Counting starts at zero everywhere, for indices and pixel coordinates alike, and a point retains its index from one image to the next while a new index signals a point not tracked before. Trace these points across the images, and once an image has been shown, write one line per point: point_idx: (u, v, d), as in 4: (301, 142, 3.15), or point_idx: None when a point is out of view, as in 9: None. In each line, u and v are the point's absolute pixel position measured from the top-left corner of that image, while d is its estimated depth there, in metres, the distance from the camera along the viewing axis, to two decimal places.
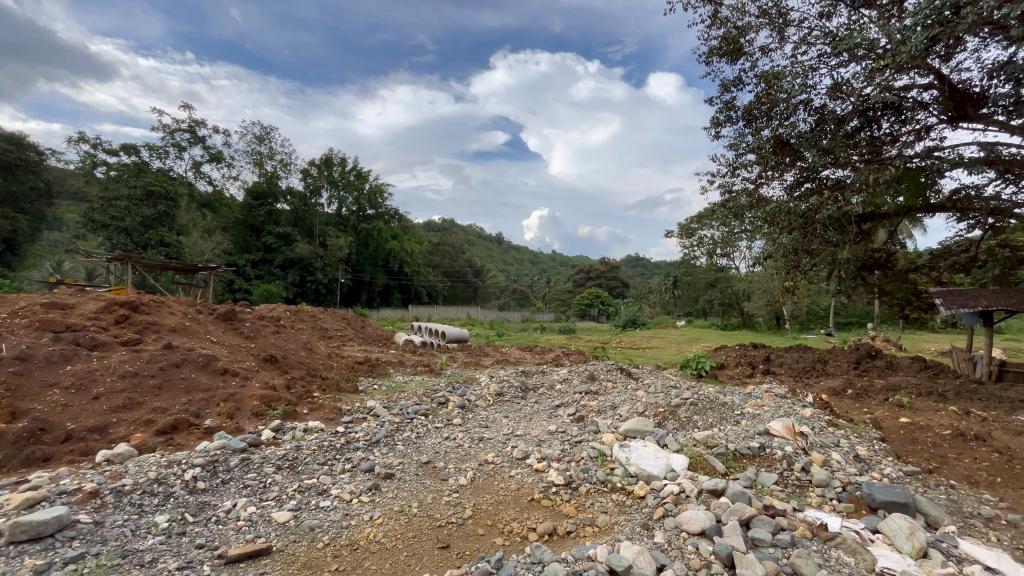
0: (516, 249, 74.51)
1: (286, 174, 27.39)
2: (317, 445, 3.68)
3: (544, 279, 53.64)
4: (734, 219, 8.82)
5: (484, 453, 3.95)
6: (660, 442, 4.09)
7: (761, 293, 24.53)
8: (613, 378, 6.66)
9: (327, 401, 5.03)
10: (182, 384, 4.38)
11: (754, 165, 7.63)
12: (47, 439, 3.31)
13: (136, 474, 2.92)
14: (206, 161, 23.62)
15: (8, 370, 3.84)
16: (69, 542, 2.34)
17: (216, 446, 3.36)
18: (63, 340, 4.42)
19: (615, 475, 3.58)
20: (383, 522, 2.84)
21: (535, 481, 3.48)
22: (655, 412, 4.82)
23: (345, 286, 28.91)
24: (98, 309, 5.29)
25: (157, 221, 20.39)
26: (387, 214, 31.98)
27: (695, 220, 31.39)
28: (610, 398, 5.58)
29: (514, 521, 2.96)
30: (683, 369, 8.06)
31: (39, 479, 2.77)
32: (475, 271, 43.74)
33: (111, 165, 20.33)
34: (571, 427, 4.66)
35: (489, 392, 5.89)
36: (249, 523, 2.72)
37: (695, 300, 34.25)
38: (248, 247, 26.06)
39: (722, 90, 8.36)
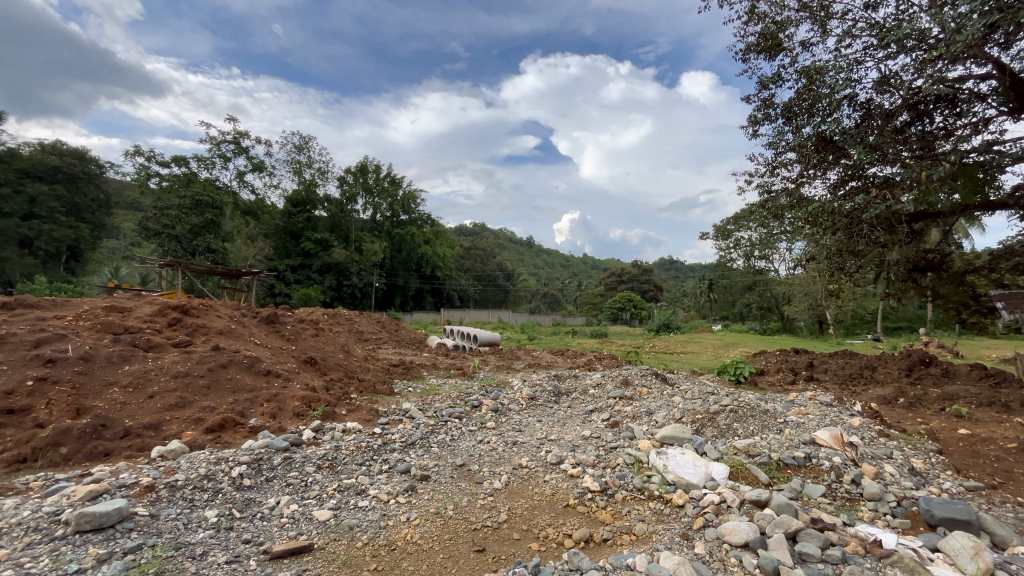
0: (546, 253, 74.40)
1: (323, 181, 28.29)
2: (355, 445, 3.77)
3: (576, 283, 53.23)
4: (774, 219, 8.53)
5: (518, 457, 3.94)
6: (699, 450, 3.98)
7: (802, 297, 23.61)
8: (648, 383, 6.53)
9: (364, 402, 5.17)
10: (229, 384, 4.57)
11: (795, 163, 7.35)
12: (107, 435, 3.51)
13: (188, 470, 3.07)
14: (249, 171, 24.63)
15: (72, 370, 4.09)
16: (129, 533, 2.46)
17: (261, 445, 3.48)
18: (122, 341, 4.69)
19: (653, 483, 3.51)
20: (420, 524, 2.88)
21: (570, 487, 3.44)
22: (693, 419, 4.68)
23: (380, 290, 29.54)
24: (153, 313, 5.59)
25: (204, 229, 21.41)
26: (419, 219, 32.55)
27: (731, 221, 30.54)
28: (645, 403, 5.47)
29: (549, 526, 2.94)
30: (720, 375, 7.81)
31: (102, 473, 2.95)
32: (506, 275, 43.95)
33: (164, 176, 21.49)
34: (605, 432, 4.59)
35: (523, 396, 5.87)
36: (291, 520, 2.80)
37: (731, 303, 33.30)
38: (288, 253, 26.98)
39: (760, 88, 8.12)
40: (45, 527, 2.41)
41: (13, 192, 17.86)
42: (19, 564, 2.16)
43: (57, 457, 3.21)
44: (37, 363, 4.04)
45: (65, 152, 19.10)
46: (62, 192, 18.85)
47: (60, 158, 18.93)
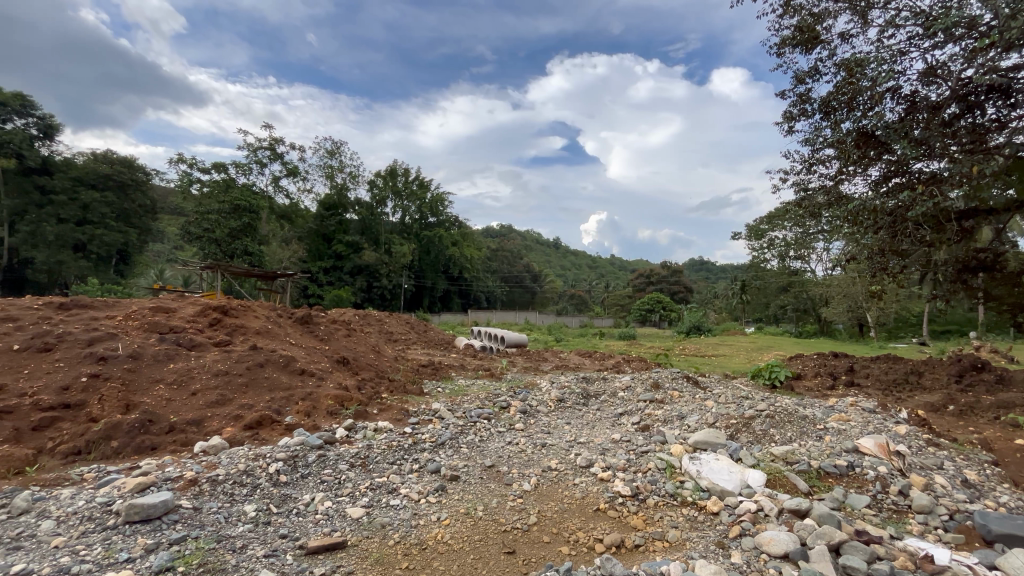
0: (573, 254, 73.96)
1: (354, 185, 28.95)
2: (386, 445, 3.82)
3: (603, 283, 52.74)
4: (810, 218, 8.23)
5: (546, 459, 3.92)
6: (734, 456, 3.87)
7: (840, 298, 22.69)
8: (679, 387, 6.38)
9: (395, 401, 5.25)
10: (266, 383, 4.71)
11: (833, 160, 7.07)
12: (154, 430, 3.68)
13: (228, 465, 3.17)
14: (284, 176, 25.40)
15: (121, 367, 4.29)
16: (174, 525, 2.56)
17: (296, 442, 3.58)
18: (167, 340, 4.90)
19: (685, 489, 3.43)
20: (450, 524, 2.89)
21: (601, 490, 3.40)
22: (727, 423, 4.54)
23: (408, 291, 30.00)
24: (194, 313, 5.82)
25: (242, 232, 22.21)
26: (447, 221, 32.93)
27: (765, 221, 29.61)
28: (676, 407, 5.36)
29: (580, 530, 2.91)
30: (754, 379, 7.60)
31: (148, 466, 3.09)
32: (533, 277, 43.90)
33: (205, 182, 22.38)
34: (635, 436, 4.51)
35: (551, 397, 5.84)
36: (326, 516, 2.86)
37: (765, 305, 32.30)
38: (321, 255, 27.68)
39: (796, 83, 7.86)
40: (98, 516, 2.54)
41: (69, 200, 18.97)
42: (74, 552, 2.28)
43: (109, 450, 3.38)
44: (90, 360, 4.26)
45: (115, 161, 20.15)
46: (113, 198, 19.88)
47: (111, 166, 20.00)
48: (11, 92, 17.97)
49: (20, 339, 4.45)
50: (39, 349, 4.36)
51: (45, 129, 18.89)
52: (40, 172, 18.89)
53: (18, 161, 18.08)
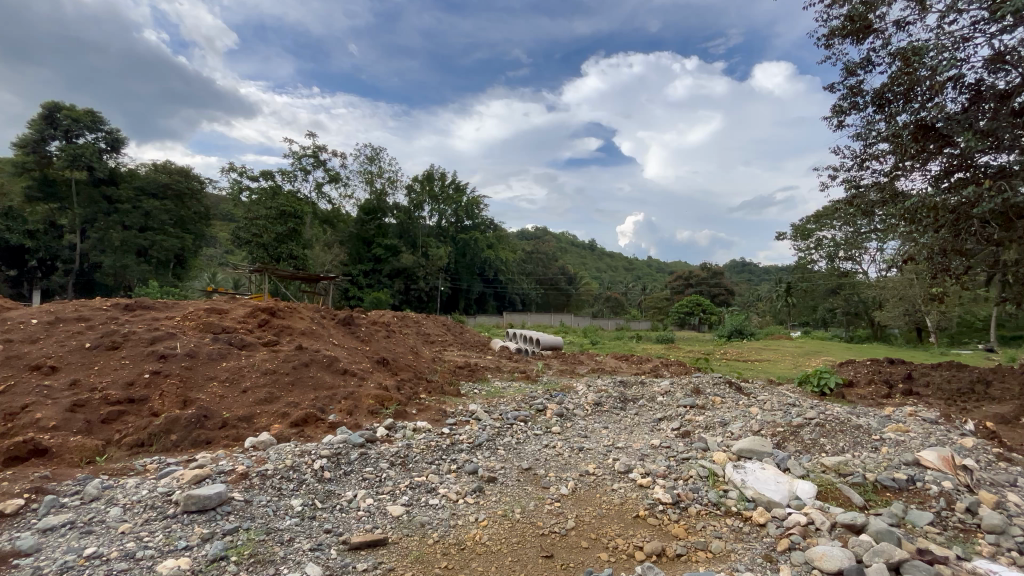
0: (608, 255, 73.03)
1: (393, 190, 29.62)
2: (425, 445, 3.88)
3: (640, 286, 51.81)
4: (862, 216, 7.82)
5: (584, 463, 3.88)
6: (781, 465, 3.71)
7: (895, 301, 21.38)
8: (721, 393, 6.18)
9: (433, 402, 5.33)
10: (311, 381, 4.89)
11: (888, 154, 6.69)
12: (209, 424, 3.88)
13: (276, 460, 3.31)
14: (327, 182, 26.25)
15: (180, 365, 4.55)
16: (227, 515, 2.69)
17: (339, 440, 3.69)
18: (220, 340, 5.17)
19: (729, 498, 3.31)
20: (488, 525, 2.91)
21: (640, 497, 3.33)
22: (773, 431, 4.36)
23: (444, 294, 30.44)
24: (245, 314, 6.11)
25: (288, 237, 23.13)
26: (482, 224, 33.24)
27: (812, 219, 28.26)
28: (718, 413, 5.19)
29: (618, 537, 2.86)
30: (801, 386, 7.28)
31: (204, 459, 3.26)
32: (568, 279, 43.53)
33: (253, 190, 23.42)
34: (676, 442, 4.39)
35: (588, 401, 5.77)
36: (367, 513, 2.93)
37: (812, 308, 30.83)
38: (361, 258, 28.46)
39: (846, 75, 7.49)
40: (160, 505, 2.70)
41: (133, 208, 20.27)
42: (139, 537, 2.44)
43: (169, 443, 3.59)
44: (152, 359, 4.54)
45: (172, 171, 21.39)
46: (171, 206, 21.13)
47: (170, 177, 21.26)
48: (83, 110, 19.40)
49: (90, 337, 4.79)
50: (107, 346, 4.68)
51: (112, 143, 20.29)
52: (107, 183, 20.31)
53: (88, 173, 19.51)
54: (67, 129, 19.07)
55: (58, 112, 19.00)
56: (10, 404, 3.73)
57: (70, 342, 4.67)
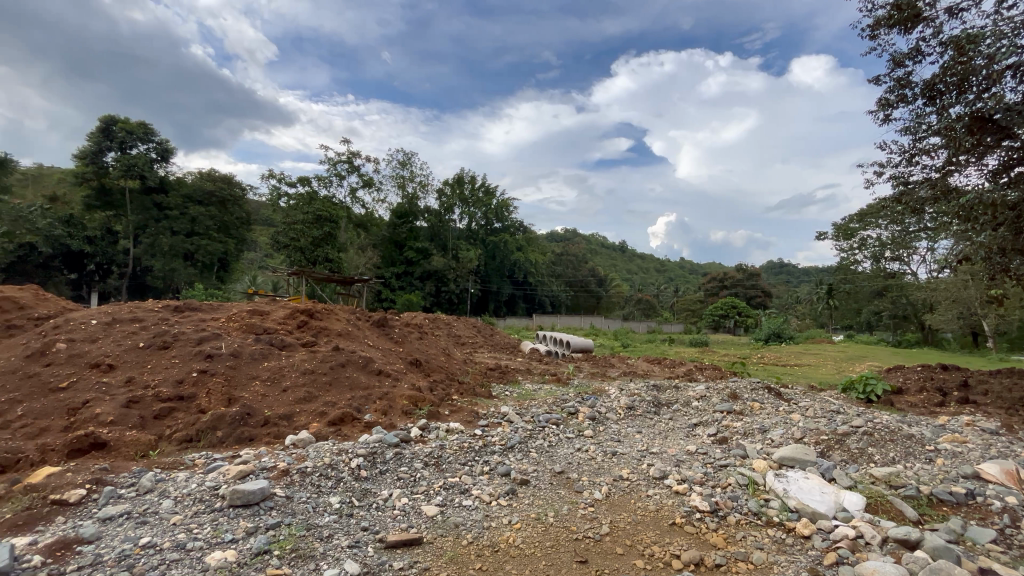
0: (639, 257, 71.79)
1: (424, 194, 30.08)
2: (459, 445, 3.91)
3: (673, 287, 50.78)
4: (911, 215, 7.42)
5: (618, 468, 3.82)
6: (827, 475, 3.56)
7: (948, 304, 20.20)
8: (760, 398, 5.97)
9: (465, 403, 5.36)
10: (347, 382, 5.01)
11: (940, 148, 6.33)
12: (252, 422, 4.02)
13: (315, 458, 3.39)
14: (361, 187, 26.88)
15: (225, 364, 4.74)
16: (270, 511, 2.78)
17: (375, 439, 3.75)
18: (262, 340, 5.36)
19: (771, 508, 3.19)
20: (522, 528, 2.90)
21: (676, 504, 3.25)
22: (817, 439, 4.18)
23: (475, 296, 30.70)
24: (285, 315, 6.33)
25: (323, 240, 23.80)
26: (512, 226, 33.38)
27: (855, 218, 27.07)
28: (758, 420, 5.02)
29: (655, 545, 2.80)
30: (846, 393, 6.96)
31: (248, 456, 3.38)
32: (599, 281, 42.97)
33: (291, 196, 24.22)
34: (713, 448, 4.28)
35: (620, 405, 5.68)
36: (402, 512, 2.97)
37: (856, 311, 29.49)
38: (393, 261, 29.01)
39: (894, 66, 7.14)
40: (207, 499, 2.81)
41: (180, 214, 21.30)
42: (189, 529, 2.55)
43: (215, 439, 3.74)
44: (200, 358, 4.74)
45: (216, 178, 22.35)
46: (215, 212, 22.09)
47: (214, 184, 22.24)
48: (136, 122, 20.54)
49: (143, 338, 5.06)
50: (159, 346, 4.92)
51: (162, 153, 21.36)
52: (157, 191, 21.39)
53: (141, 182, 20.61)
54: (121, 140, 20.21)
55: (114, 125, 20.18)
56: (72, 399, 3.98)
57: (126, 342, 4.94)
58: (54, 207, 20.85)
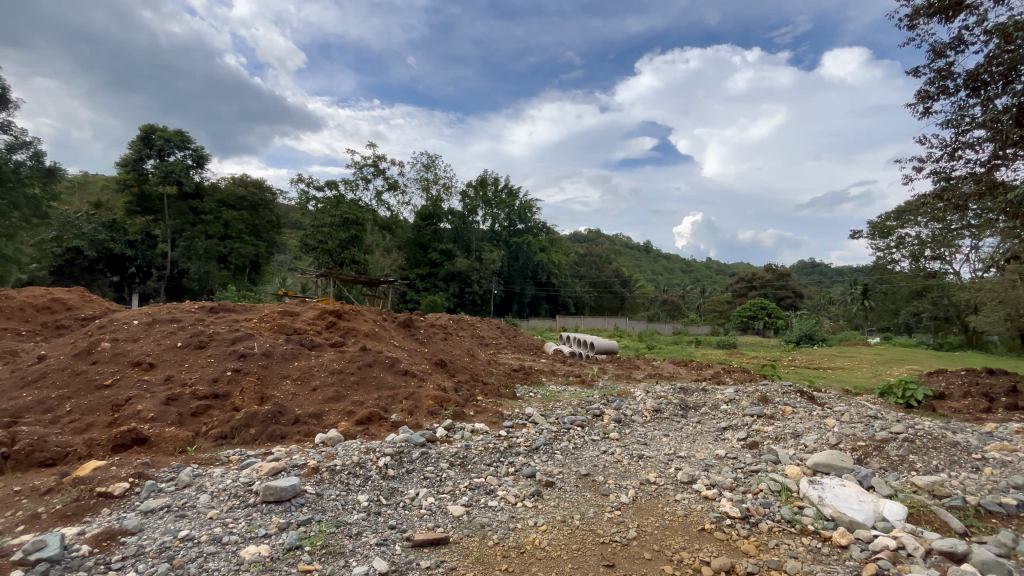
0: (664, 257, 70.65)
1: (448, 196, 30.33)
2: (484, 446, 3.93)
3: (700, 288, 49.85)
4: (954, 211, 7.08)
5: (645, 472, 3.76)
6: (865, 483, 3.43)
7: (993, 306, 19.17)
8: (792, 402, 5.79)
9: (490, 404, 5.38)
10: (374, 381, 5.09)
11: (986, 142, 6.03)
12: (283, 420, 4.13)
13: (344, 457, 3.45)
14: (386, 190, 27.28)
15: (258, 364, 4.88)
16: (301, 507, 2.84)
17: (402, 439, 3.80)
18: (293, 340, 5.50)
19: (805, 516, 3.09)
20: (547, 530, 2.88)
21: (705, 509, 3.18)
22: (854, 446, 4.03)
23: (498, 297, 30.80)
24: (314, 316, 6.48)
25: (350, 242, 24.24)
26: (535, 227, 33.36)
27: (892, 216, 26.01)
28: (790, 424, 4.87)
29: (684, 550, 2.74)
30: (883, 397, 6.68)
31: (280, 453, 3.47)
32: (623, 282, 42.42)
33: (319, 199, 24.77)
34: (742, 453, 4.17)
35: (647, 407, 5.59)
36: (429, 511, 3.00)
37: (894, 313, 28.31)
38: (418, 263, 29.36)
39: (935, 56, 6.84)
40: (242, 494, 2.89)
41: (215, 218, 22.05)
42: (225, 523, 2.63)
43: (249, 436, 3.86)
44: (234, 357, 4.90)
45: (248, 183, 23.04)
46: (247, 216, 22.77)
47: (246, 189, 22.92)
48: (173, 130, 21.36)
49: (181, 337, 5.24)
50: (195, 346, 5.09)
51: (198, 160, 22.16)
52: (193, 196, 22.19)
53: (178, 188, 21.43)
54: (160, 148, 21.05)
55: (153, 133, 21.04)
56: (117, 396, 4.17)
57: (165, 341, 5.14)
58: (99, 212, 21.86)
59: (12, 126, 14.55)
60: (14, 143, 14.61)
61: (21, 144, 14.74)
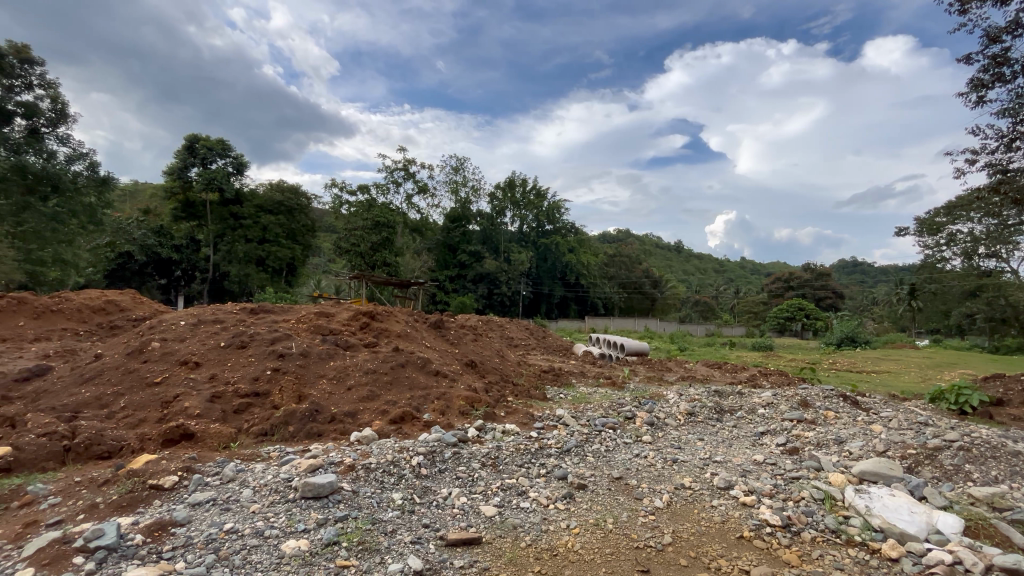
0: (696, 257, 69.06)
1: (477, 199, 30.53)
2: (515, 447, 3.93)
3: (733, 289, 48.50)
4: (1012, 205, 6.65)
5: (679, 477, 3.68)
6: (916, 493, 3.26)
7: None
8: (834, 407, 5.55)
9: (520, 406, 5.38)
10: (407, 381, 5.16)
11: None
12: (321, 418, 4.24)
13: (378, 455, 3.51)
14: (416, 194, 27.69)
15: (296, 363, 5.03)
16: (338, 503, 2.91)
17: (434, 439, 3.84)
18: (328, 341, 5.64)
19: (851, 526, 2.96)
20: (581, 533, 2.86)
21: (744, 516, 3.08)
22: (903, 454, 3.83)
23: (526, 298, 30.81)
24: (348, 317, 6.63)
25: (382, 245, 24.70)
26: (564, 228, 33.21)
27: (943, 211, 24.68)
28: (833, 430, 4.67)
29: (722, 558, 2.67)
30: (934, 403, 6.32)
31: (317, 450, 3.56)
32: (654, 282, 41.63)
33: (352, 203, 25.33)
34: (783, 459, 4.03)
35: (680, 410, 5.46)
36: (461, 511, 3.02)
37: (944, 314, 26.81)
38: (447, 264, 29.67)
39: (989, 42, 6.45)
40: (282, 490, 2.98)
41: (254, 223, 22.88)
42: (266, 517, 2.72)
43: (288, 434, 3.98)
44: (273, 356, 5.06)
45: (284, 189, 23.77)
46: (284, 220, 23.50)
47: (283, 195, 23.67)
48: (216, 139, 22.31)
49: (224, 337, 5.46)
50: (237, 345, 5.29)
51: (238, 167, 23.04)
52: (234, 202, 23.07)
53: (219, 194, 22.33)
54: (203, 156, 22.01)
55: (197, 143, 22.06)
56: (166, 393, 4.38)
57: (209, 341, 5.36)
58: (147, 219, 23.00)
59: (71, 139, 15.50)
60: (72, 154, 15.55)
61: (78, 156, 15.68)
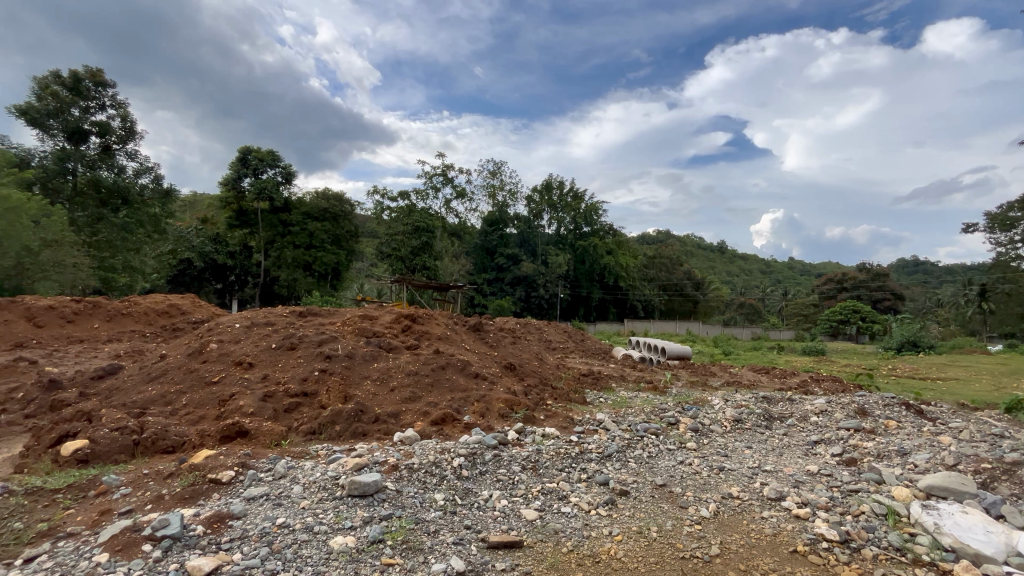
0: (741, 258, 66.59)
1: (513, 202, 30.65)
2: (555, 451, 3.90)
3: (782, 291, 46.40)
4: None
5: (727, 486, 3.54)
6: (993, 511, 3.00)
7: None
8: (896, 416, 5.20)
9: (560, 409, 5.34)
10: (447, 383, 5.24)
11: None
12: (365, 419, 4.35)
13: (421, 455, 3.58)
14: (454, 198, 28.11)
15: (341, 364, 5.20)
16: (382, 502, 2.98)
17: (475, 441, 3.86)
18: (372, 343, 5.80)
19: (918, 545, 2.77)
20: (624, 541, 2.80)
21: (797, 530, 2.94)
22: (977, 469, 3.55)
23: (564, 301, 30.63)
24: (391, 320, 6.79)
25: (421, 249, 25.19)
26: (602, 230, 32.80)
27: (1018, 206, 22.73)
28: (895, 441, 4.37)
29: (773, 573, 2.55)
30: (1012, 414, 5.81)
31: (362, 449, 3.67)
32: (696, 283, 40.47)
33: (393, 209, 25.98)
34: (839, 470, 3.81)
35: (727, 417, 5.26)
36: (503, 514, 3.03)
37: (1020, 317, 24.72)
38: (484, 267, 29.92)
39: None
40: (330, 487, 3.08)
41: (301, 229, 23.82)
42: (315, 513, 2.82)
43: (334, 433, 4.11)
44: (320, 358, 5.24)
45: (329, 196, 24.62)
46: (329, 226, 24.18)
47: (328, 202, 24.47)
48: (266, 150, 23.46)
49: (275, 339, 5.70)
50: (287, 346, 5.52)
51: (286, 176, 24.09)
52: (283, 210, 24.13)
53: (270, 203, 23.42)
54: (255, 167, 23.19)
55: (249, 155, 23.23)
56: (222, 392, 4.62)
57: (262, 342, 5.61)
58: (205, 227, 24.42)
59: (138, 154, 16.66)
60: (140, 167, 16.73)
61: (144, 169, 16.85)
